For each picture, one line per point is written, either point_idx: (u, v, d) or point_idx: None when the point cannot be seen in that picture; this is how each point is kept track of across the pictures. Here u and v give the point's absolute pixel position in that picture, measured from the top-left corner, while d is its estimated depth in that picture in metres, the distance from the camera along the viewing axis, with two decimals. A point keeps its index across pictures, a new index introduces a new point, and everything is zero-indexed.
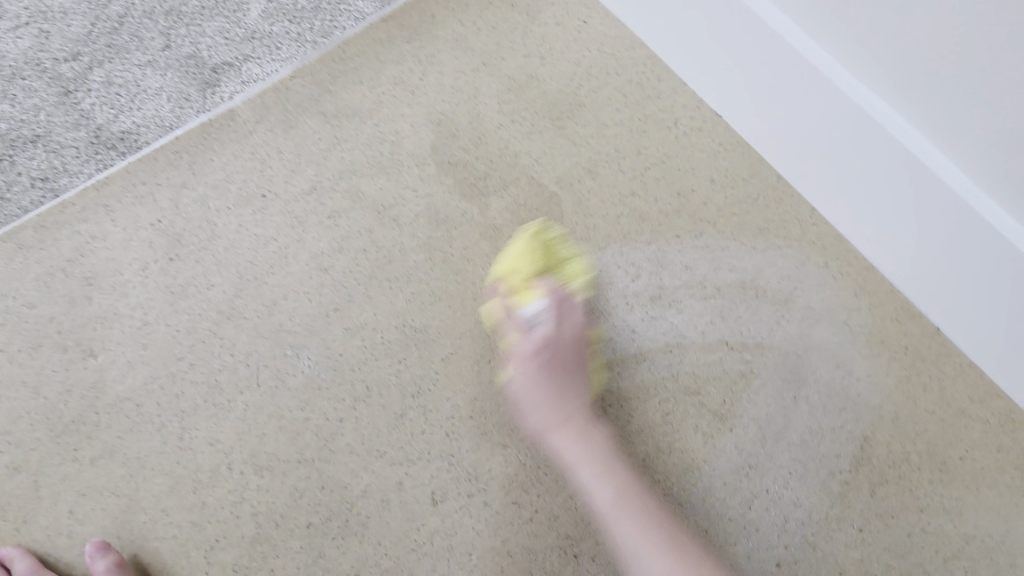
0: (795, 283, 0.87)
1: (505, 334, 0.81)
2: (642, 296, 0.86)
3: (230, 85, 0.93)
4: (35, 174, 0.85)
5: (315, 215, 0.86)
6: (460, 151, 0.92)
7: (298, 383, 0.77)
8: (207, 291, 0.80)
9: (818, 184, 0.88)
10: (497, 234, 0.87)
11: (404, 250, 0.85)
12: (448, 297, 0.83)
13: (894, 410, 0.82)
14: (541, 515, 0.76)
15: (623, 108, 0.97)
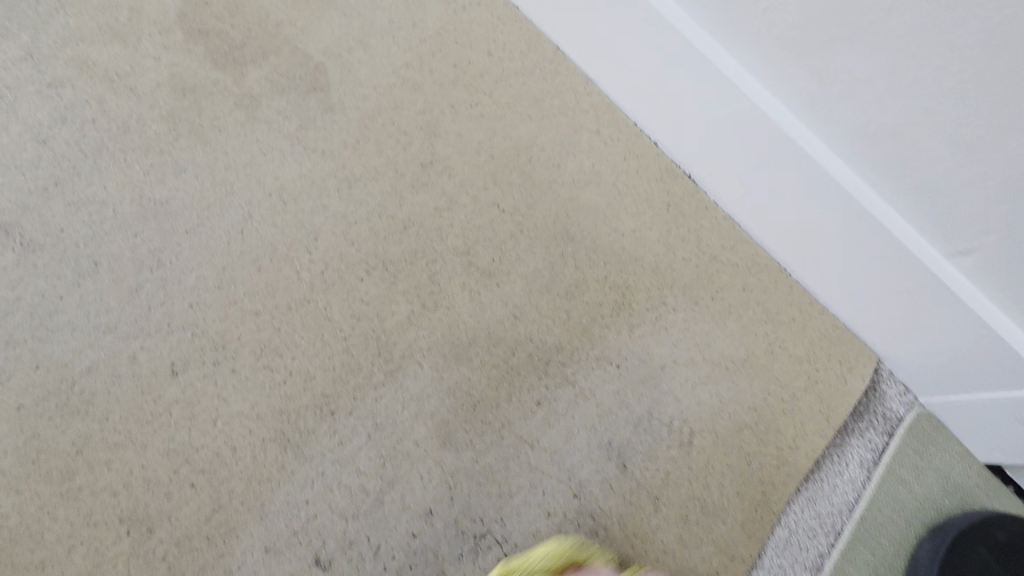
0: (491, 155, 0.87)
1: (260, 203, 0.78)
2: (411, 162, 0.84)
3: None
4: None
5: (33, 84, 0.76)
6: (213, 20, 0.84)
7: (8, 263, 0.69)
8: None
9: (620, 80, 0.90)
10: (253, 105, 0.82)
11: (143, 121, 0.78)
12: (195, 168, 0.77)
13: (651, 258, 0.87)
14: (297, 377, 0.72)
15: None
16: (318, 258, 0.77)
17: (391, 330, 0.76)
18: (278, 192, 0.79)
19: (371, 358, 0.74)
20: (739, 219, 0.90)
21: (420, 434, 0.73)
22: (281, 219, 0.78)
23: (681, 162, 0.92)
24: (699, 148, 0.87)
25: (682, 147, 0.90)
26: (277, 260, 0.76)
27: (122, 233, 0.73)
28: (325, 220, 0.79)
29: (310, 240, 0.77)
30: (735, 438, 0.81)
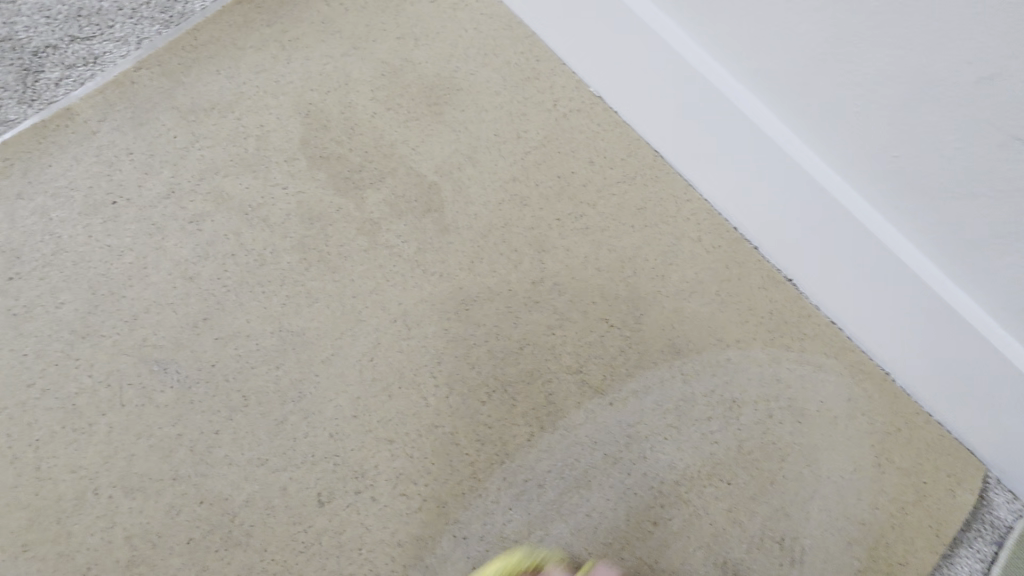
0: (597, 268, 0.90)
1: (388, 330, 0.82)
2: (523, 280, 0.87)
3: (53, 72, 0.82)
4: None
5: (176, 220, 0.81)
6: (333, 143, 0.88)
7: (168, 400, 0.74)
8: (55, 311, 0.75)
9: (701, 168, 0.94)
10: (375, 229, 0.86)
11: (277, 251, 0.82)
12: (326, 297, 0.81)
13: (754, 370, 0.89)
14: (431, 503, 0.76)
15: (501, 91, 0.96)
16: (443, 382, 0.81)
17: (514, 453, 0.80)
18: (402, 317, 0.83)
19: (497, 482, 0.78)
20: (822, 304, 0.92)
21: (546, 556, 0.77)
22: (408, 345, 0.82)
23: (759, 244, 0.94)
24: (783, 236, 0.90)
25: (765, 235, 0.92)
26: (406, 386, 0.80)
27: (265, 367, 0.78)
28: (447, 343, 0.83)
29: (435, 364, 0.81)
30: (845, 554, 0.82)
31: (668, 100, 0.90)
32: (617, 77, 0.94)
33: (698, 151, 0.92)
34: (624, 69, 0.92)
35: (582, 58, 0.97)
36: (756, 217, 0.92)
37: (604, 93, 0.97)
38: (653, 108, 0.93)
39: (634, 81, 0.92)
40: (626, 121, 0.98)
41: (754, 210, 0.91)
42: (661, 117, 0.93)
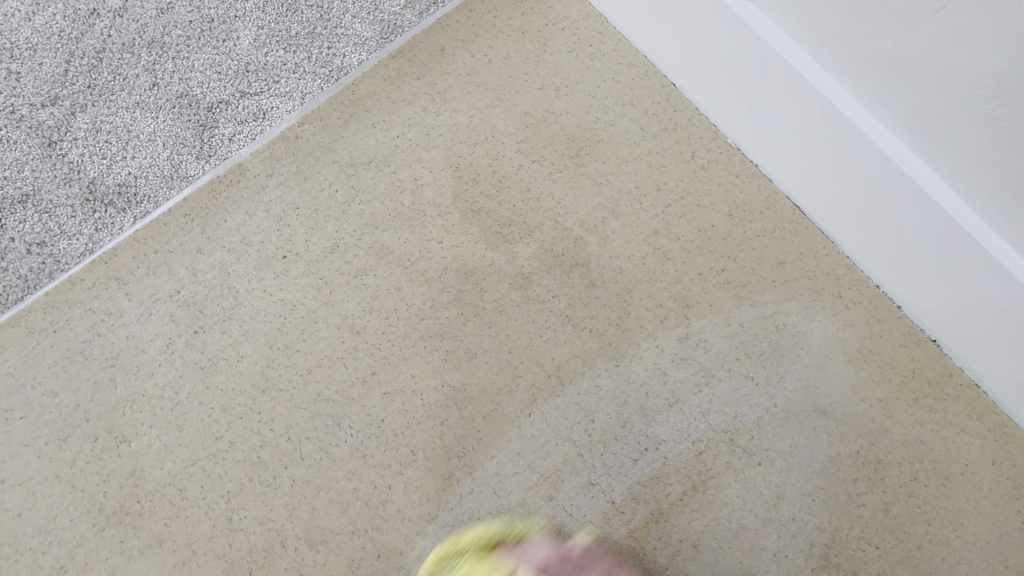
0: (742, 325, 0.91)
1: (543, 386, 0.84)
2: (669, 336, 0.89)
3: (228, 128, 0.85)
4: (30, 239, 0.77)
5: (342, 274, 0.83)
6: (483, 197, 0.90)
7: (343, 453, 0.77)
8: (238, 364, 0.78)
9: (822, 203, 0.94)
10: (527, 283, 0.87)
11: (436, 306, 0.84)
12: (484, 352, 0.83)
13: (897, 431, 0.90)
14: (591, 561, 0.79)
15: (641, 142, 0.96)
16: (598, 439, 0.83)
17: (668, 512, 0.82)
18: (556, 373, 0.84)
19: (653, 541, 0.81)
20: (939, 340, 0.92)
21: None
22: (563, 402, 0.83)
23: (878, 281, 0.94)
24: (900, 265, 0.90)
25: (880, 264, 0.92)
26: (563, 442, 0.82)
27: (429, 422, 0.80)
28: (600, 400, 0.84)
29: (589, 421, 0.83)
30: None
31: (792, 134, 0.90)
32: (747, 118, 0.94)
33: (817, 182, 0.92)
34: (754, 110, 0.92)
35: (719, 107, 0.97)
36: (874, 249, 0.92)
37: (739, 140, 0.97)
38: (781, 143, 0.93)
39: (762, 120, 0.93)
40: (757, 166, 0.98)
41: (873, 245, 0.91)
42: (788, 153, 0.93)
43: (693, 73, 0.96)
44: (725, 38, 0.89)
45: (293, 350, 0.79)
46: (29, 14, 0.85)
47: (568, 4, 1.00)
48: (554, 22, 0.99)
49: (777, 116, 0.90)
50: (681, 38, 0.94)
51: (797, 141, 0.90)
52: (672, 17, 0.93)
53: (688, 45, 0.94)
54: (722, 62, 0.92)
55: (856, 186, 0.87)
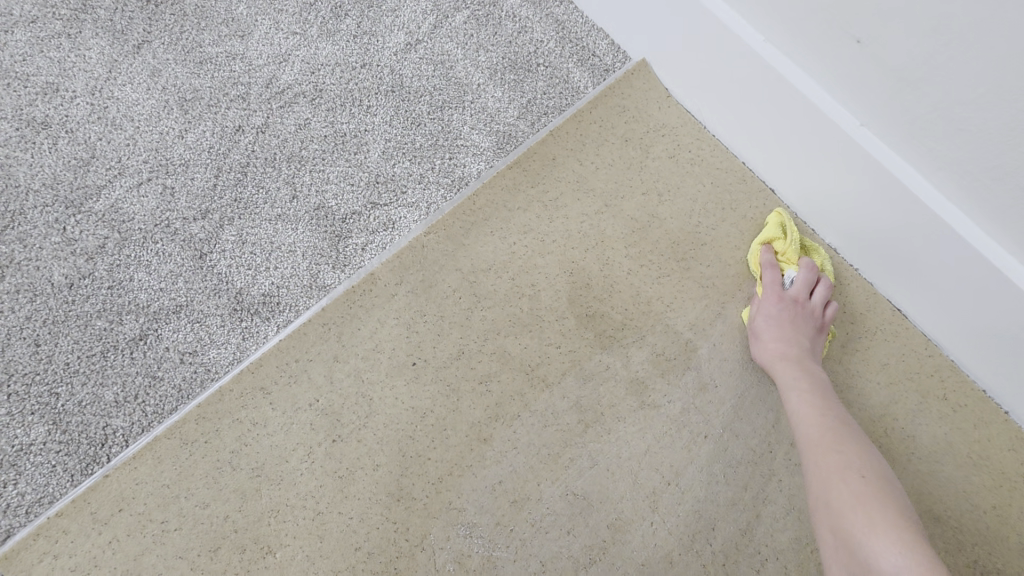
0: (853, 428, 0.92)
1: (663, 493, 0.85)
2: (782, 441, 0.89)
3: (361, 236, 0.91)
4: (183, 348, 0.82)
5: (468, 381, 0.87)
6: (596, 301, 0.94)
7: (475, 564, 0.79)
8: (374, 472, 0.81)
9: (915, 300, 0.96)
10: (642, 389, 0.90)
11: (558, 413, 0.87)
12: (605, 460, 0.85)
13: (1016, 540, 0.89)
14: None
15: (741, 245, 1.00)
16: (719, 549, 0.83)
17: None
18: (674, 480, 0.86)
19: None
20: None
21: None
22: (683, 510, 0.84)
23: (976, 378, 0.95)
24: (997, 364, 0.90)
25: (978, 363, 0.93)
26: (685, 554, 0.83)
27: (555, 533, 0.81)
28: (718, 507, 0.85)
29: (710, 530, 0.84)
30: None
31: (879, 234, 0.94)
32: (836, 216, 0.98)
33: (908, 281, 0.95)
34: (843, 211, 0.96)
35: (810, 206, 1.00)
36: (970, 347, 0.93)
37: (833, 241, 1.01)
38: (874, 245, 0.95)
39: (850, 214, 0.96)
40: (849, 263, 1.01)
41: (970, 344, 0.92)
42: (879, 254, 0.96)
43: (787, 176, 1.01)
44: (817, 144, 0.93)
45: (424, 458, 0.82)
46: (181, 132, 0.93)
47: (666, 110, 1.07)
48: (654, 129, 1.05)
49: (865, 210, 0.93)
50: (775, 144, 0.99)
51: (883, 235, 0.93)
52: (766, 127, 0.98)
53: (780, 151, 0.99)
54: (813, 163, 0.95)
55: (944, 279, 0.89)
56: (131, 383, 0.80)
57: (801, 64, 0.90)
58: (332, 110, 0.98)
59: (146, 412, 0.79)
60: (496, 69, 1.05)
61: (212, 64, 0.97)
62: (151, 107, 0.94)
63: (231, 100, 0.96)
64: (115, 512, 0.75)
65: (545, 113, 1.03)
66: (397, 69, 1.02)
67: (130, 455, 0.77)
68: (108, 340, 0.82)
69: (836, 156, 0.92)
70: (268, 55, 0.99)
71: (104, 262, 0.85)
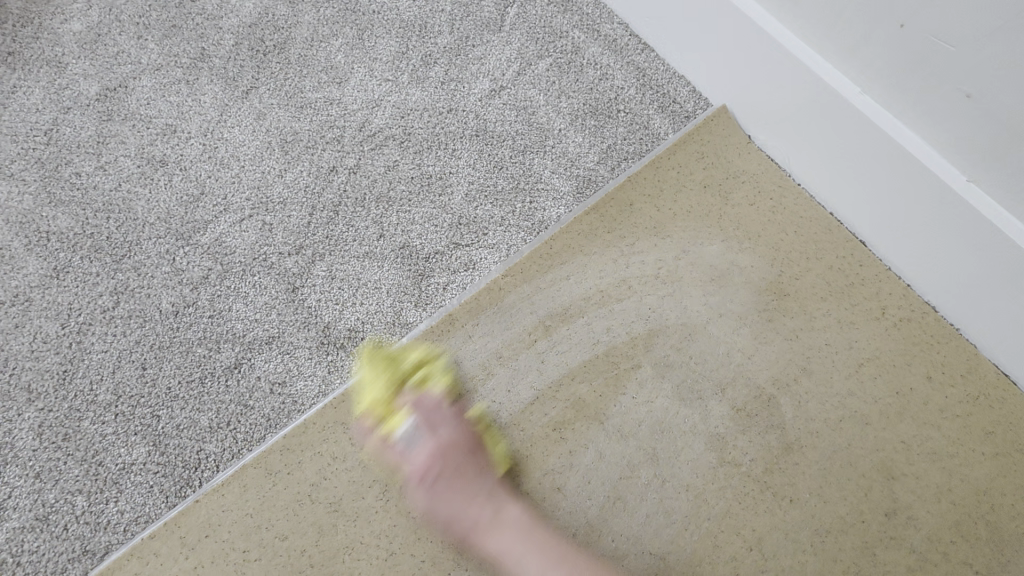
0: (956, 504, 0.85)
1: (745, 559, 0.81)
2: (875, 510, 0.84)
3: (443, 276, 0.94)
4: (273, 378, 0.86)
5: (544, 426, 0.86)
6: (674, 350, 0.92)
7: None
8: (447, 514, 0.81)
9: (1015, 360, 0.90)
10: (722, 445, 0.87)
11: (633, 464, 0.85)
12: (682, 517, 0.82)
13: None
14: None
15: (828, 297, 0.97)
16: None
17: None
18: (757, 545, 0.81)
19: None
20: None
21: None
22: None
23: None
24: None
25: None
26: None
27: None
28: None
29: None
30: None
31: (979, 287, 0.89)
32: (930, 265, 0.93)
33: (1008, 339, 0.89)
34: (938, 261, 0.91)
35: (899, 254, 0.96)
36: None
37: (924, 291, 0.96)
38: (971, 298, 0.90)
39: (950, 266, 0.91)
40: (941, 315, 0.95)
41: None
42: (977, 307, 0.90)
43: (877, 225, 0.97)
44: (911, 192, 0.89)
45: (496, 508, 0.81)
46: (280, 172, 0.99)
47: (747, 158, 1.05)
48: (735, 176, 1.04)
49: (963, 263, 0.89)
50: (863, 187, 0.95)
51: (983, 290, 0.88)
52: (856, 168, 0.94)
53: (869, 194, 0.95)
54: (906, 208, 0.91)
55: None
56: (225, 410, 0.84)
57: (902, 113, 0.88)
58: (420, 153, 1.02)
59: (236, 438, 0.83)
60: (577, 115, 1.07)
61: (312, 108, 1.04)
62: (256, 149, 1.00)
63: (327, 142, 1.02)
64: (201, 537, 0.78)
65: (624, 158, 1.04)
66: (481, 114, 1.06)
67: (221, 480, 0.80)
68: (206, 367, 0.86)
69: (932, 204, 0.88)
70: (362, 101, 1.05)
71: (207, 292, 0.91)
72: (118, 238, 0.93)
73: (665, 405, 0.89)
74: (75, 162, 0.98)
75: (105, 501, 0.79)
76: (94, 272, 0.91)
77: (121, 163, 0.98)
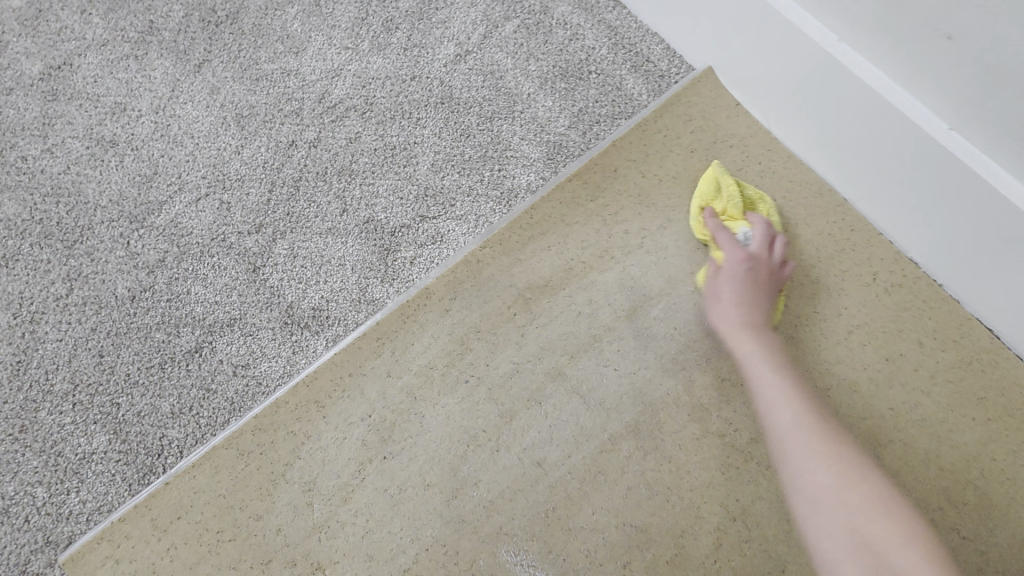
0: (945, 470, 0.84)
1: (729, 529, 0.79)
2: None
3: (408, 250, 0.93)
4: (235, 360, 0.85)
5: (523, 401, 0.84)
6: (657, 321, 0.90)
7: None
8: (426, 491, 0.79)
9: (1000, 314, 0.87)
10: (705, 415, 0.85)
11: (615, 437, 0.83)
12: (664, 489, 0.81)
13: None
14: None
15: (816, 263, 0.94)
16: None
17: None
18: (741, 515, 0.80)
19: None
20: None
21: None
22: (750, 547, 0.79)
23: None
24: None
25: None
26: None
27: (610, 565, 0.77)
28: (789, 548, 0.79)
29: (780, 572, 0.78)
30: None
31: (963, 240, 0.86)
32: (912, 219, 0.90)
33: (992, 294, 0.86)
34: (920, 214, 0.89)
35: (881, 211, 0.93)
36: None
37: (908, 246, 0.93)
38: (953, 252, 0.88)
39: (940, 231, 0.88)
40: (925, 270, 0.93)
41: None
42: (959, 261, 0.88)
43: (864, 189, 0.94)
44: (890, 144, 0.86)
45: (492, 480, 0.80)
46: (237, 148, 0.98)
47: (734, 121, 1.01)
48: (721, 140, 1.00)
49: (945, 215, 0.86)
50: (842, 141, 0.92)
51: (966, 243, 0.85)
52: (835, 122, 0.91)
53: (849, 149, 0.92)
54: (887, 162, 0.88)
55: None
56: (186, 395, 0.83)
57: (881, 67, 0.84)
58: (382, 124, 1.00)
59: (199, 423, 0.81)
60: (547, 78, 1.04)
61: (267, 81, 1.02)
62: (209, 125, 0.98)
63: (285, 116, 1.00)
64: (174, 518, 0.76)
65: (596, 121, 1.02)
66: (446, 80, 1.03)
67: (188, 463, 0.78)
68: (165, 352, 0.85)
69: (913, 156, 0.85)
70: (321, 70, 1.02)
71: (163, 276, 0.89)
72: (69, 223, 0.91)
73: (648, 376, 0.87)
74: (20, 146, 0.95)
75: (61, 494, 0.78)
76: (45, 259, 0.89)
77: (69, 145, 0.96)
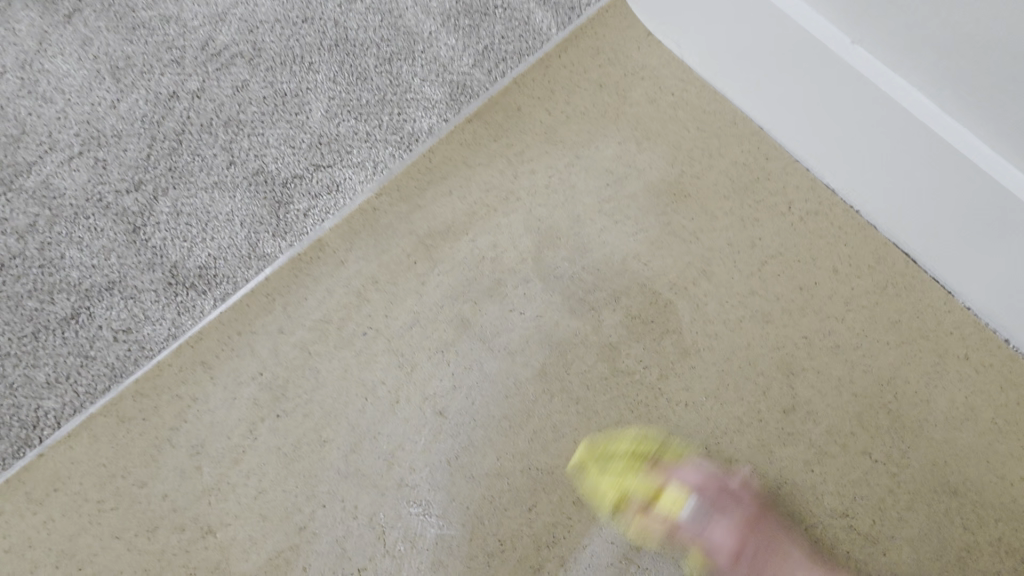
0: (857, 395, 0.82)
1: (636, 467, 0.78)
2: (773, 408, 0.81)
3: (302, 201, 0.86)
4: (116, 326, 0.79)
5: (424, 351, 0.81)
6: (566, 262, 0.86)
7: (428, 543, 0.74)
8: (322, 448, 0.76)
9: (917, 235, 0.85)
10: (615, 355, 0.82)
11: (520, 382, 0.80)
12: (571, 432, 0.78)
13: None
14: None
15: (731, 194, 0.90)
16: (697, 525, 0.76)
17: None
18: (648, 452, 0.78)
19: None
20: None
21: None
22: (657, 483, 0.77)
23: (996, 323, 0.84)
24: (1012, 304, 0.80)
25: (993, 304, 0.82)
26: (658, 530, 0.76)
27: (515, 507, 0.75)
28: (697, 481, 0.77)
29: (687, 505, 0.77)
30: None
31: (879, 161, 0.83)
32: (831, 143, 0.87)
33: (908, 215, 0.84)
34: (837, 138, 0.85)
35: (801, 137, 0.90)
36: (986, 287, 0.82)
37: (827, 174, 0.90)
38: (870, 174, 0.85)
39: (859, 152, 0.84)
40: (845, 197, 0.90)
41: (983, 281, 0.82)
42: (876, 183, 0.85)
43: (785, 116, 0.90)
44: (803, 66, 0.83)
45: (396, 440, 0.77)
46: (114, 101, 0.88)
47: (647, 50, 0.96)
48: (633, 71, 0.95)
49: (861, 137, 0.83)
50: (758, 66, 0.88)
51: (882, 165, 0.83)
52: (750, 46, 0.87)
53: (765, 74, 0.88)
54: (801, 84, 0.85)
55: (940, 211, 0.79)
56: (63, 363, 0.77)
57: None
58: (272, 70, 0.92)
59: (77, 392, 0.76)
60: (450, 14, 0.96)
61: (145, 29, 0.92)
62: (83, 78, 0.89)
63: (165, 65, 0.91)
64: (50, 492, 0.72)
65: (503, 60, 0.95)
66: (341, 20, 0.95)
67: (65, 434, 0.74)
68: (39, 321, 0.78)
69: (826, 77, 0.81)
70: (203, 15, 0.93)
71: (35, 241, 0.82)
72: None
73: (556, 319, 0.83)
74: None
75: None
76: None
77: None
